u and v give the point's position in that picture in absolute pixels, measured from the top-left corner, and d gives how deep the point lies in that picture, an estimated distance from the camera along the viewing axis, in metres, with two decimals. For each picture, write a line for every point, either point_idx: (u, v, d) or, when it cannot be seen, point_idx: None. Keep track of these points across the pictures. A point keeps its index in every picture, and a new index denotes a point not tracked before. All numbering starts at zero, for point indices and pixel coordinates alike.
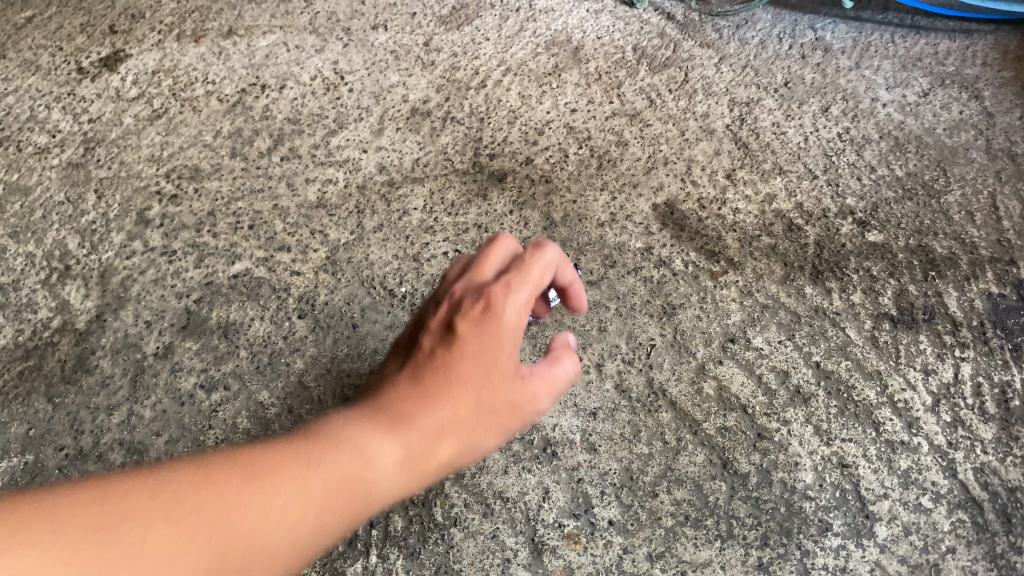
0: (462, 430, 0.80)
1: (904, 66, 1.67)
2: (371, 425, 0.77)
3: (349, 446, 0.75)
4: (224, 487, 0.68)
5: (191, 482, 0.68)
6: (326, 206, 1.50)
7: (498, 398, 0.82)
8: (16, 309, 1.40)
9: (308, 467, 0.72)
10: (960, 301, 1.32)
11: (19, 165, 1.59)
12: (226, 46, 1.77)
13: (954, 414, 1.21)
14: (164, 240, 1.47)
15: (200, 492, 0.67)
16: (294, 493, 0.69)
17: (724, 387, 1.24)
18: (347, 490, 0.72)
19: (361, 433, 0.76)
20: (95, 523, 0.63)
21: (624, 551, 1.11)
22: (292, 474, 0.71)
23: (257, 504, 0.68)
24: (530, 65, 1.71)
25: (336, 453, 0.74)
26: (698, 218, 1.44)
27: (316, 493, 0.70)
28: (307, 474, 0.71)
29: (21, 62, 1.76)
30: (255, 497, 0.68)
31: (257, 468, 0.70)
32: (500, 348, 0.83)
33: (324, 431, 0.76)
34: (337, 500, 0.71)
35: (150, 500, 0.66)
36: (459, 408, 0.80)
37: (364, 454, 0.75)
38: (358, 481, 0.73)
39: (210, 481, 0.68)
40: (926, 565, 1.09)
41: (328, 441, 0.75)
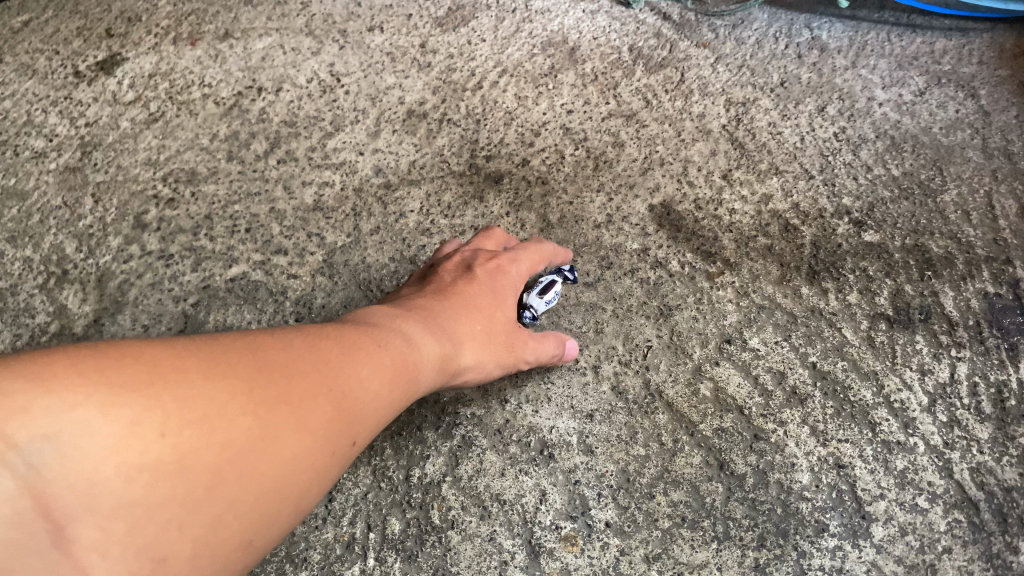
0: (492, 348, 1.07)
1: (900, 65, 1.67)
2: (413, 330, 0.96)
3: (402, 346, 0.91)
4: (329, 359, 0.80)
5: (302, 351, 0.79)
6: (323, 209, 1.51)
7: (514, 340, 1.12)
8: (14, 314, 1.40)
9: (381, 356, 0.86)
10: (956, 300, 1.32)
11: (16, 169, 1.60)
12: (222, 49, 1.76)
13: (951, 414, 1.21)
14: (161, 243, 1.48)
15: (310, 361, 0.78)
16: (376, 372, 0.84)
17: (720, 388, 1.24)
18: (405, 378, 0.88)
19: (408, 336, 0.94)
20: (235, 373, 0.71)
21: (620, 553, 1.11)
22: (372, 359, 0.85)
23: (354, 377, 0.81)
24: (526, 66, 1.70)
25: (395, 347, 0.89)
26: (695, 218, 1.44)
27: (386, 376, 0.85)
28: (383, 361, 0.86)
29: (18, 67, 1.76)
30: (355, 373, 0.81)
31: (346, 347, 0.83)
32: (499, 291, 1.15)
33: (380, 328, 0.92)
34: (397, 387, 0.87)
35: (271, 363, 0.75)
36: (490, 327, 1.09)
37: (412, 352, 0.92)
38: (411, 375, 0.89)
39: (317, 352, 0.80)
40: (922, 565, 1.09)
41: (388, 338, 0.90)
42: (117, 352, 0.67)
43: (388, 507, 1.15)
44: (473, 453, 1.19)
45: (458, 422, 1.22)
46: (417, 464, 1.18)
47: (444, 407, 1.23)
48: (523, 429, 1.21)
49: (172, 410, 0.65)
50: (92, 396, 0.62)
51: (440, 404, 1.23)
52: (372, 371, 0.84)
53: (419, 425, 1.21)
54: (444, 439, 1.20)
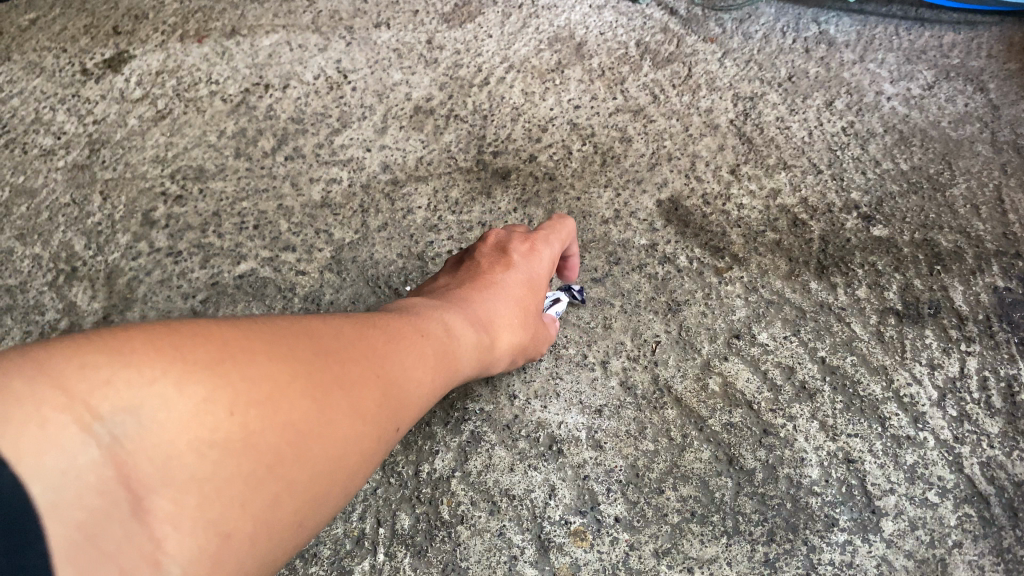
0: (521, 334, 1.10)
1: (909, 59, 1.66)
2: (451, 323, 0.97)
3: (439, 340, 0.91)
4: (376, 350, 0.80)
5: (351, 338, 0.79)
6: (331, 205, 1.51)
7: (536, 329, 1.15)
8: (24, 311, 1.40)
9: (420, 350, 0.87)
10: (965, 295, 1.32)
11: (25, 166, 1.60)
12: (230, 46, 1.76)
13: (960, 409, 1.21)
14: (169, 240, 1.48)
15: (361, 349, 0.79)
16: (416, 364, 0.85)
17: (729, 383, 1.24)
18: (439, 369, 0.89)
19: (447, 330, 0.95)
20: (296, 353, 0.72)
21: (630, 547, 1.11)
22: (413, 352, 0.85)
23: (398, 366, 0.82)
24: (533, 62, 1.70)
25: (433, 341, 0.90)
26: (703, 214, 1.44)
27: (425, 369, 0.86)
28: (421, 353, 0.86)
29: (26, 64, 1.76)
30: (397, 362, 0.82)
31: (391, 338, 0.84)
32: (539, 277, 1.16)
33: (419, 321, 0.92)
34: (432, 378, 0.87)
35: (324, 347, 0.75)
36: (523, 315, 1.11)
37: (448, 347, 0.92)
38: (445, 367, 0.91)
39: (364, 341, 0.80)
40: (933, 559, 1.09)
41: (427, 332, 0.91)
42: (187, 329, 0.66)
43: (397, 503, 1.15)
44: (482, 448, 1.19)
45: (467, 418, 1.22)
46: (426, 459, 1.18)
47: (453, 403, 1.23)
48: (532, 425, 1.22)
49: (243, 389, 0.65)
50: (167, 372, 0.61)
51: (449, 399, 1.23)
52: (413, 361, 0.85)
53: (428, 421, 1.22)
54: (452, 435, 1.20)
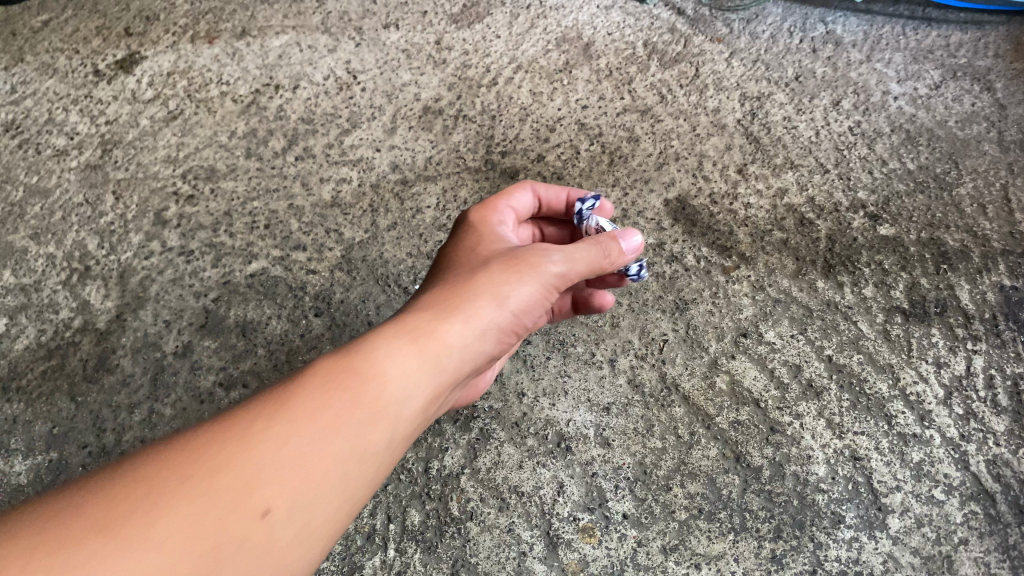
0: (488, 306, 0.96)
1: (915, 59, 1.66)
2: (378, 344, 0.86)
3: (367, 372, 0.82)
4: (262, 429, 0.73)
5: (230, 432, 0.72)
6: (341, 205, 1.52)
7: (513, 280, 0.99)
8: (38, 309, 1.42)
9: (336, 396, 0.78)
10: (972, 294, 1.33)
11: (38, 167, 1.62)
12: (240, 47, 1.78)
13: (966, 407, 1.22)
14: (181, 240, 1.50)
15: (235, 442, 0.71)
16: (327, 416, 0.76)
17: (736, 381, 1.25)
18: (368, 403, 0.79)
19: (374, 354, 0.84)
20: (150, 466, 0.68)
21: (638, 544, 1.12)
22: (325, 403, 0.77)
23: (293, 432, 0.73)
24: (541, 62, 1.71)
25: (356, 376, 0.81)
26: (710, 213, 1.45)
27: (345, 416, 0.77)
28: (335, 401, 0.77)
29: (39, 66, 1.77)
30: (293, 430, 0.73)
31: (287, 405, 0.76)
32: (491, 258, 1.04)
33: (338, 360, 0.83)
34: (363, 416, 0.78)
35: (195, 456, 0.69)
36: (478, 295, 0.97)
37: (376, 372, 0.82)
38: (378, 396, 0.80)
39: (251, 426, 0.73)
40: (939, 556, 1.10)
41: (347, 370, 0.81)
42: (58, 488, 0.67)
43: (407, 499, 1.16)
44: (491, 445, 1.21)
45: (476, 415, 1.23)
46: (435, 456, 1.20)
47: None
48: (541, 422, 1.23)
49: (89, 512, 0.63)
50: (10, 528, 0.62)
51: None
52: (320, 417, 0.76)
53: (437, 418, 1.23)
54: (462, 432, 1.22)
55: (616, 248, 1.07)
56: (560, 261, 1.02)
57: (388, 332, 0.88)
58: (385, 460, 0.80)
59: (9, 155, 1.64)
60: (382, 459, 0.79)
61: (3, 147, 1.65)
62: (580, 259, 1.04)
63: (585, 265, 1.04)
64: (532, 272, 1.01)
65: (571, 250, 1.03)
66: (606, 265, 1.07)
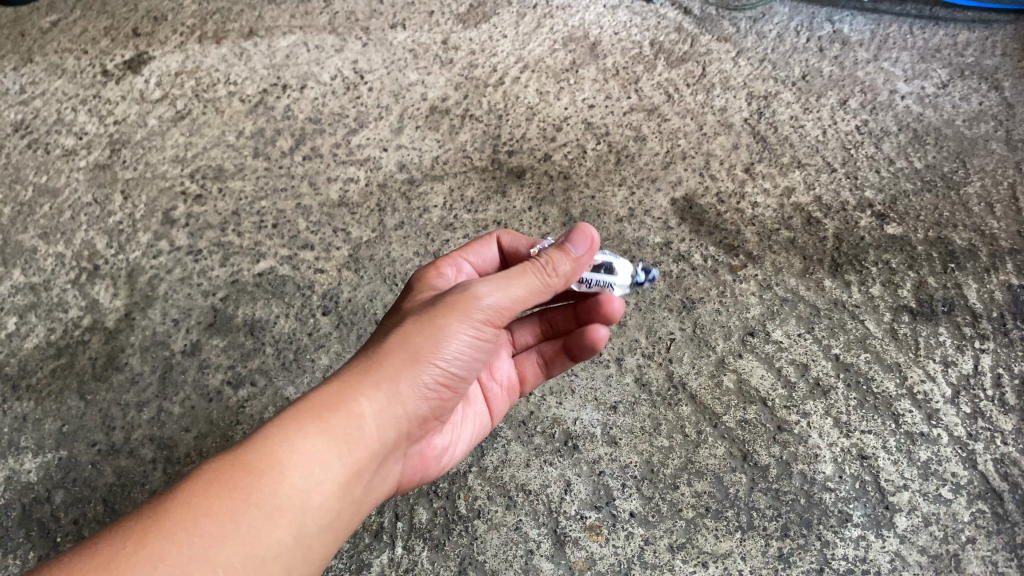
0: (415, 369, 0.88)
1: (923, 58, 1.66)
2: (284, 431, 0.80)
3: (274, 465, 0.77)
4: (153, 549, 0.69)
5: (121, 551, 0.69)
6: (348, 204, 1.53)
7: (449, 330, 0.89)
8: (47, 308, 1.43)
9: (235, 501, 0.74)
10: (979, 293, 1.33)
11: (47, 166, 1.62)
12: (248, 47, 1.79)
13: (974, 406, 1.22)
14: (189, 239, 1.50)
15: (125, 564, 0.68)
16: (221, 525, 0.73)
17: (743, 380, 1.25)
18: (269, 499, 0.76)
19: (278, 446, 0.79)
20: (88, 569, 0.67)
21: (645, 542, 1.13)
22: (223, 510, 0.73)
23: (187, 548, 0.70)
24: (547, 62, 1.71)
25: (256, 473, 0.76)
26: (717, 212, 1.45)
27: (243, 519, 0.74)
28: (233, 507, 0.74)
29: (47, 66, 1.78)
30: (187, 544, 0.71)
31: (181, 516, 0.72)
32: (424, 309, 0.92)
33: (243, 451, 0.78)
34: (264, 517, 0.75)
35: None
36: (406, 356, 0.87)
37: (279, 466, 0.77)
38: (282, 490, 0.77)
39: (140, 546, 0.70)
40: (947, 555, 1.10)
41: (249, 466, 0.77)
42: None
43: (415, 497, 1.17)
44: (498, 443, 1.21)
45: None
46: None
47: None
48: (548, 421, 1.23)
49: None
50: None
51: None
52: (217, 530, 0.72)
53: None
54: None
55: (566, 262, 0.96)
56: (494, 295, 0.90)
57: (295, 414, 0.82)
58: (304, 550, 0.78)
59: (18, 155, 1.64)
60: (296, 550, 0.77)
61: (13, 147, 1.66)
62: (521, 288, 0.92)
63: (522, 291, 0.92)
64: (471, 317, 0.90)
65: (504, 283, 0.91)
66: (553, 279, 0.95)
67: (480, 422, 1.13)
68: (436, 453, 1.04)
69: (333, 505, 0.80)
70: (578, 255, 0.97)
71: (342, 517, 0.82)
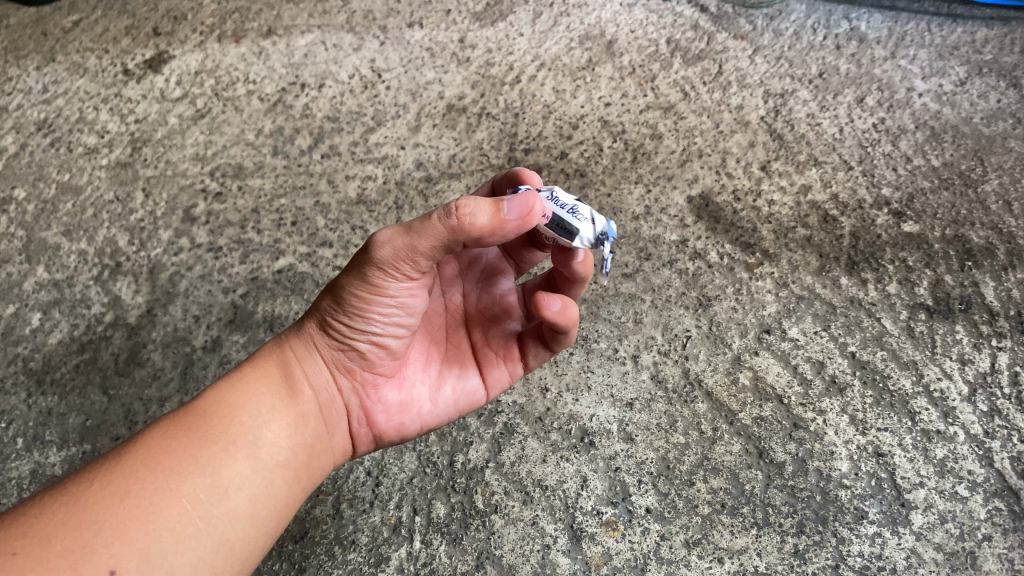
0: (332, 329, 0.97)
1: (940, 55, 1.65)
2: (228, 386, 0.94)
3: (218, 412, 0.90)
4: (123, 481, 0.80)
5: (94, 485, 0.80)
6: (366, 202, 1.54)
7: (354, 289, 0.93)
8: (71, 304, 1.45)
9: (193, 439, 0.86)
10: (997, 291, 1.33)
11: (70, 165, 1.64)
12: (266, 46, 1.80)
13: (991, 404, 1.22)
14: (209, 236, 1.52)
15: (109, 482, 0.80)
16: (183, 459, 0.84)
17: (760, 377, 1.26)
18: (222, 437, 0.88)
19: (223, 397, 0.92)
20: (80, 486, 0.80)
21: (660, 538, 1.13)
22: (182, 448, 0.85)
23: (156, 478, 0.81)
24: (564, 60, 1.72)
25: (208, 418, 0.89)
26: (733, 210, 1.46)
27: (202, 453, 0.85)
28: (189, 444, 0.86)
29: (70, 66, 1.80)
30: (153, 476, 0.82)
31: (145, 455, 0.84)
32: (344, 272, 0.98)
33: (193, 405, 0.91)
34: (220, 450, 0.86)
35: (68, 512, 0.77)
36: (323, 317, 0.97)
37: (226, 410, 0.90)
38: (235, 428, 0.89)
39: (113, 476, 0.81)
40: (963, 552, 1.11)
41: (206, 412, 0.90)
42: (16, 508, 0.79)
43: (433, 492, 1.18)
44: (515, 439, 1.22)
45: (500, 410, 1.25)
46: (460, 450, 1.21)
47: None
48: (564, 417, 1.24)
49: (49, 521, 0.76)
50: None
51: None
52: (178, 463, 0.83)
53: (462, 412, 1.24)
54: (486, 426, 1.23)
55: (485, 214, 0.84)
56: (389, 245, 0.88)
57: (236, 374, 0.96)
58: (264, 485, 0.89)
59: (41, 153, 1.67)
60: (257, 483, 0.88)
61: (36, 145, 1.68)
62: (423, 240, 0.86)
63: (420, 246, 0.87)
64: (373, 272, 0.90)
65: (404, 234, 0.87)
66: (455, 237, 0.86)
67: (460, 393, 1.08)
68: (386, 411, 1.02)
69: (283, 443, 0.92)
70: (509, 219, 0.85)
71: (296, 458, 0.93)
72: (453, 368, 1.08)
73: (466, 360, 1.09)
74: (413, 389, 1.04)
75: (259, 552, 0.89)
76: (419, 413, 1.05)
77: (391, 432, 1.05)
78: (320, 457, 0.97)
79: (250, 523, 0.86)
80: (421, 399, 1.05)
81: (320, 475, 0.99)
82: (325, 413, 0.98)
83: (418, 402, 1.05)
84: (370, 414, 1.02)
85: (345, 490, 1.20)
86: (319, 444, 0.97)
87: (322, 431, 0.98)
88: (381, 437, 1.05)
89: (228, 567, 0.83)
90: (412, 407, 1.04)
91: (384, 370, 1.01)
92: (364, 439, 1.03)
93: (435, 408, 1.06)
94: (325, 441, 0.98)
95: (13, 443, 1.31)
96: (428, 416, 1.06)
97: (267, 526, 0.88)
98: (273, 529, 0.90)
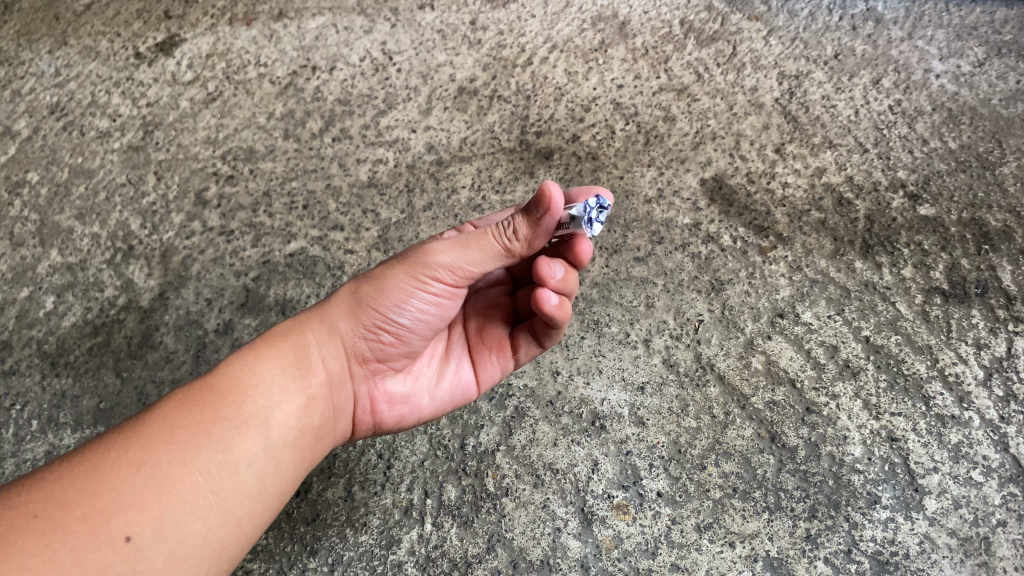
0: (362, 317, 1.01)
1: (958, 35, 1.62)
2: (243, 363, 0.94)
3: (232, 389, 0.90)
4: (137, 452, 0.81)
5: (111, 454, 0.80)
6: (377, 185, 1.54)
7: (400, 283, 1.00)
8: (84, 287, 1.45)
9: (206, 415, 0.86)
10: (1014, 274, 1.31)
11: (82, 148, 1.65)
12: (277, 29, 1.79)
13: (1007, 389, 1.21)
14: (221, 220, 1.52)
15: (124, 452, 0.80)
16: (196, 433, 0.84)
17: (772, 361, 1.25)
18: (235, 413, 0.88)
19: (237, 374, 0.92)
20: (96, 454, 0.80)
21: (672, 521, 1.13)
22: (196, 422, 0.85)
23: (169, 451, 0.82)
24: (576, 42, 1.70)
25: (221, 394, 0.89)
26: (747, 193, 1.44)
27: (214, 429, 0.85)
28: (204, 420, 0.86)
29: (82, 49, 1.80)
30: (167, 449, 0.82)
31: (160, 427, 0.84)
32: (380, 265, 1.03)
33: (209, 380, 0.92)
34: (232, 427, 0.87)
35: (85, 479, 0.77)
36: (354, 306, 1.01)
37: (240, 387, 0.91)
38: (248, 406, 0.89)
39: (128, 447, 0.81)
40: (976, 538, 1.10)
41: (220, 388, 0.90)
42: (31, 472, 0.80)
43: (444, 475, 1.18)
44: (526, 423, 1.22)
45: (511, 394, 1.25)
46: (471, 433, 1.21)
47: None
48: (575, 401, 1.24)
49: (67, 488, 0.76)
50: (15, 494, 0.76)
51: None
52: (192, 438, 0.84)
53: None
54: (497, 410, 1.23)
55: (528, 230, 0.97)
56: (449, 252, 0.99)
57: (253, 352, 0.96)
58: (273, 461, 0.89)
59: (54, 137, 1.67)
60: (265, 460, 0.88)
61: (49, 129, 1.68)
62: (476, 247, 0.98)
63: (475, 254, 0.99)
64: (427, 270, 0.99)
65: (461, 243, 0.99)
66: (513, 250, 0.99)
67: (457, 384, 1.13)
68: (389, 402, 1.07)
69: (293, 423, 0.92)
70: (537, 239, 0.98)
71: (304, 436, 0.93)
72: (451, 362, 1.13)
73: (463, 355, 1.15)
74: (416, 384, 1.10)
75: (264, 526, 0.89)
76: (418, 406, 1.10)
77: (390, 422, 1.09)
78: (325, 438, 0.98)
79: (256, 499, 0.86)
80: (422, 393, 1.10)
81: (321, 456, 1.00)
82: (333, 397, 0.99)
83: (419, 396, 1.09)
84: (375, 402, 1.06)
85: (357, 473, 1.20)
86: (326, 428, 0.98)
87: (329, 414, 0.99)
88: (378, 425, 1.08)
89: (234, 541, 0.84)
90: (413, 400, 1.09)
91: (394, 362, 1.06)
92: (364, 426, 1.07)
93: (432, 404, 1.11)
94: (332, 423, 1.00)
95: (28, 424, 1.32)
96: (426, 411, 1.11)
97: (272, 501, 0.89)
98: (277, 503, 0.90)
